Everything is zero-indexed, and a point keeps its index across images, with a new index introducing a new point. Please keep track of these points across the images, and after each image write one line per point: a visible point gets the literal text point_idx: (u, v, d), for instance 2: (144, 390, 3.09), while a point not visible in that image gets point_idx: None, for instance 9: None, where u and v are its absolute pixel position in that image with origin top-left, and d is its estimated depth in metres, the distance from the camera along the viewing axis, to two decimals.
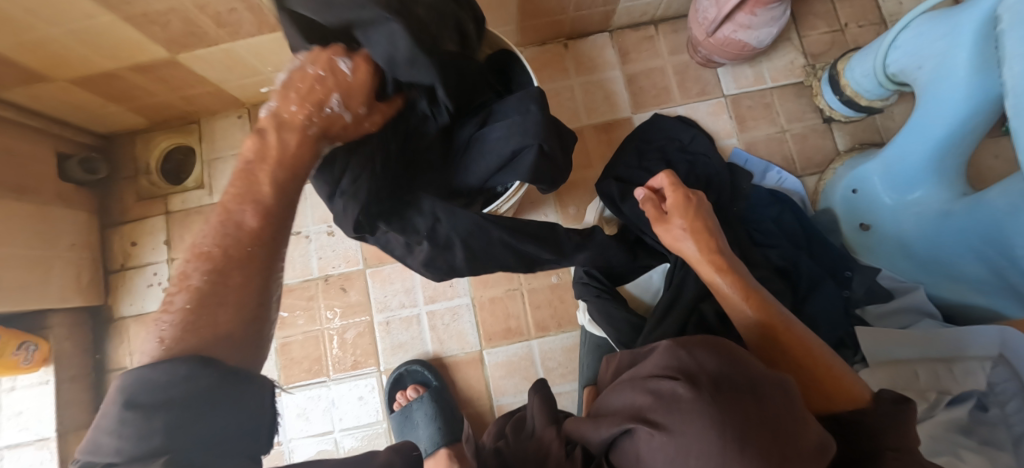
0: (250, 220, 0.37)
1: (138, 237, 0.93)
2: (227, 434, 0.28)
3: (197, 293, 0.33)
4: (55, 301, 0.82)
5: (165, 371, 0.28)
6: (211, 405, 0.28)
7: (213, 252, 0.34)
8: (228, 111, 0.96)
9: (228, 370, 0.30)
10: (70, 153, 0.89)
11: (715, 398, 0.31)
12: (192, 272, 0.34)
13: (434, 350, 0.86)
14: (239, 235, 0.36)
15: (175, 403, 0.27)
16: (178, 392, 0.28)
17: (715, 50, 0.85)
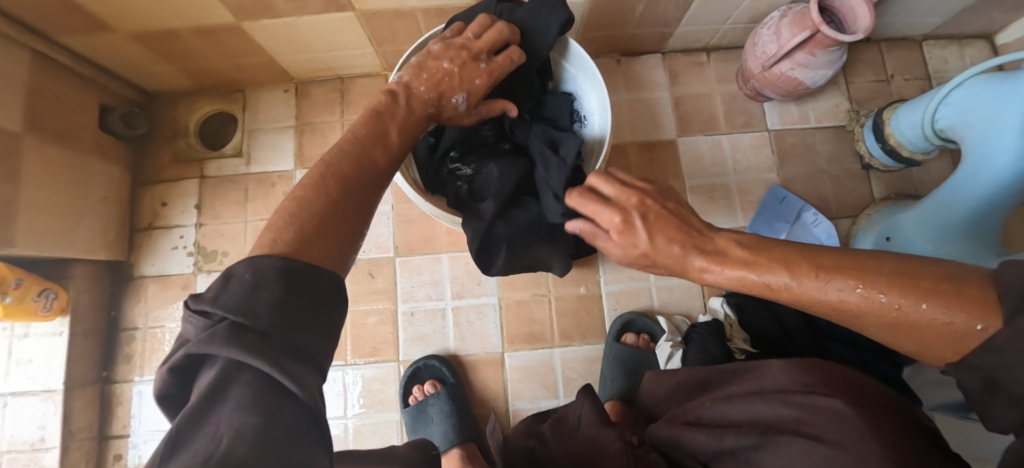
0: (381, 159, 0.44)
1: (168, 197, 0.92)
2: (304, 338, 0.31)
3: (312, 198, 0.37)
4: (81, 252, 0.81)
5: (299, 269, 0.32)
6: (292, 311, 0.31)
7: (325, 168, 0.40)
8: (276, 84, 0.95)
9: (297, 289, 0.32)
10: (113, 105, 0.88)
11: (875, 418, 0.33)
12: (301, 189, 0.37)
13: (455, 348, 0.85)
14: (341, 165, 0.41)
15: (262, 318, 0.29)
16: (312, 287, 0.33)
17: (768, 84, 0.86)
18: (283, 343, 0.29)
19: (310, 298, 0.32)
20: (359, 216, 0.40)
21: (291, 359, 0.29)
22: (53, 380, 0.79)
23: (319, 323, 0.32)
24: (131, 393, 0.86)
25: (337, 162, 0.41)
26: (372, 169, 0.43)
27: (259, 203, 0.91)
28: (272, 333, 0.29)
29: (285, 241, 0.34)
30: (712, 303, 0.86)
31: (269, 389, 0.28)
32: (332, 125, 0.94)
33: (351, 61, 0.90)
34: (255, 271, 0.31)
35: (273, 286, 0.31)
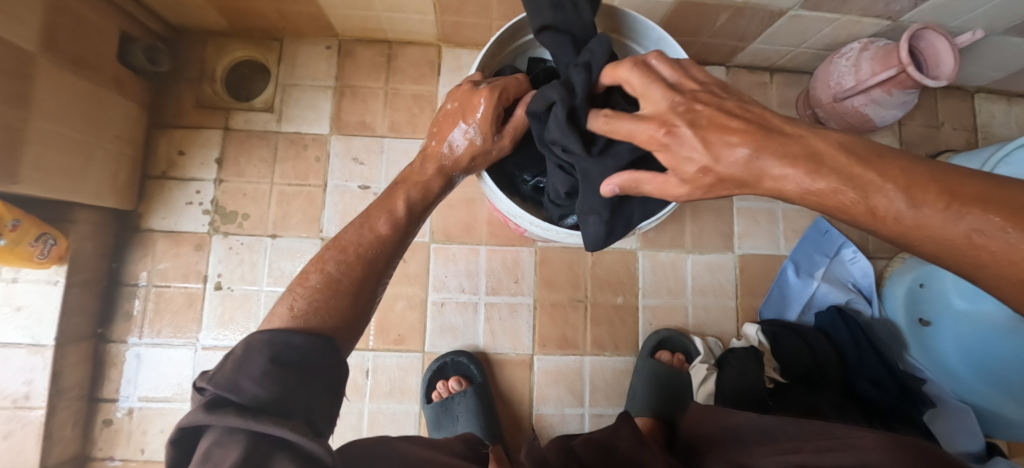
0: (382, 226, 0.45)
1: (186, 146, 0.84)
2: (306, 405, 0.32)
3: (329, 279, 0.40)
4: (88, 196, 0.73)
5: (307, 340, 0.35)
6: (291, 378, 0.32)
7: (344, 251, 0.43)
8: (317, 38, 0.87)
9: (296, 361, 0.33)
10: (134, 36, 0.79)
11: None
12: (331, 260, 0.42)
13: (484, 345, 0.82)
14: (360, 242, 0.43)
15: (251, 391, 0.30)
16: (313, 362, 0.34)
17: (835, 116, 0.85)
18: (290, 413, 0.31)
19: (310, 368, 0.34)
20: (374, 281, 0.43)
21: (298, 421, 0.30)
22: (43, 335, 0.71)
23: (323, 384, 0.34)
24: (127, 355, 0.79)
25: (352, 235, 0.44)
26: (381, 238, 0.44)
27: (289, 166, 0.84)
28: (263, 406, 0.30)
29: (306, 311, 0.38)
30: (746, 329, 0.85)
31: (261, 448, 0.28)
32: (376, 92, 0.87)
33: (406, 26, 0.83)
34: (266, 340, 0.33)
35: (258, 358, 0.32)
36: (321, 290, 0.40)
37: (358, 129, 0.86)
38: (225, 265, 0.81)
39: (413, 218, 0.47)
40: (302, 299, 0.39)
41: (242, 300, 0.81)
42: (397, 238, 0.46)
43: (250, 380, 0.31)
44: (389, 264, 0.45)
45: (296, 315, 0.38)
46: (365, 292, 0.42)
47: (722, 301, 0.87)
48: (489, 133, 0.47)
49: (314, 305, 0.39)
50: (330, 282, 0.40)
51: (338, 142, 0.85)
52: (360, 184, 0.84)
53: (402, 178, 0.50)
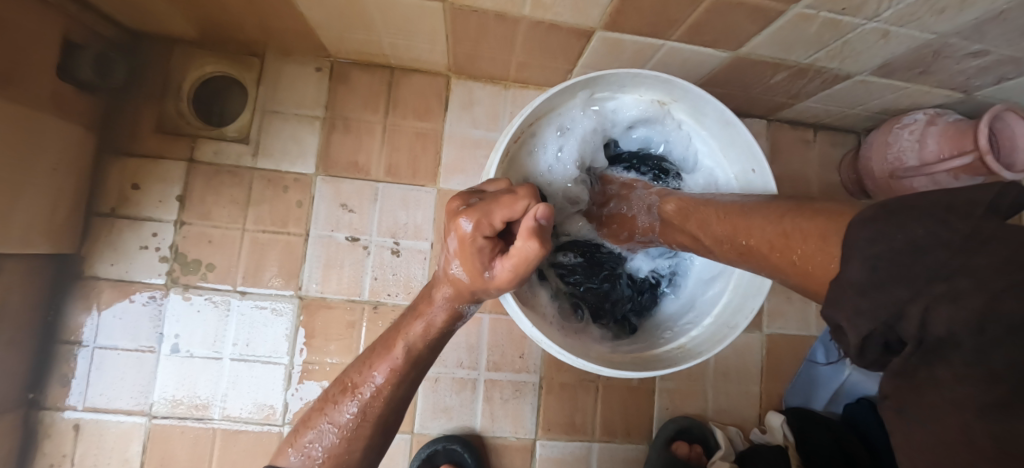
0: (380, 376, 0.39)
1: (143, 179, 0.71)
2: None
3: (335, 430, 0.38)
4: (13, 245, 0.60)
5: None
6: None
7: (355, 400, 0.38)
8: (306, 58, 0.74)
9: None
10: (81, 45, 0.65)
11: None
12: (333, 404, 0.39)
13: (481, 427, 0.72)
14: (368, 393, 0.38)
15: None
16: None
17: (887, 192, 0.76)
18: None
19: None
20: (387, 421, 0.39)
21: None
22: None
23: None
24: (63, 425, 0.68)
25: (360, 372, 0.40)
26: (382, 389, 0.38)
27: (265, 210, 0.72)
28: None
29: (321, 457, 0.37)
30: (769, 417, 0.77)
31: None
32: (372, 126, 0.75)
33: (412, 55, 0.71)
34: None
35: None
36: (333, 446, 0.37)
37: (349, 170, 0.74)
38: (185, 325, 0.70)
39: (419, 361, 0.39)
40: (319, 440, 0.38)
41: (204, 365, 0.70)
42: (403, 380, 0.39)
43: None
44: (398, 402, 0.40)
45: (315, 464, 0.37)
46: (362, 438, 0.38)
47: (745, 386, 0.79)
48: (477, 269, 0.35)
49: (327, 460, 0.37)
50: (340, 433, 0.38)
51: (324, 185, 0.73)
52: (348, 236, 0.73)
53: (413, 305, 0.41)
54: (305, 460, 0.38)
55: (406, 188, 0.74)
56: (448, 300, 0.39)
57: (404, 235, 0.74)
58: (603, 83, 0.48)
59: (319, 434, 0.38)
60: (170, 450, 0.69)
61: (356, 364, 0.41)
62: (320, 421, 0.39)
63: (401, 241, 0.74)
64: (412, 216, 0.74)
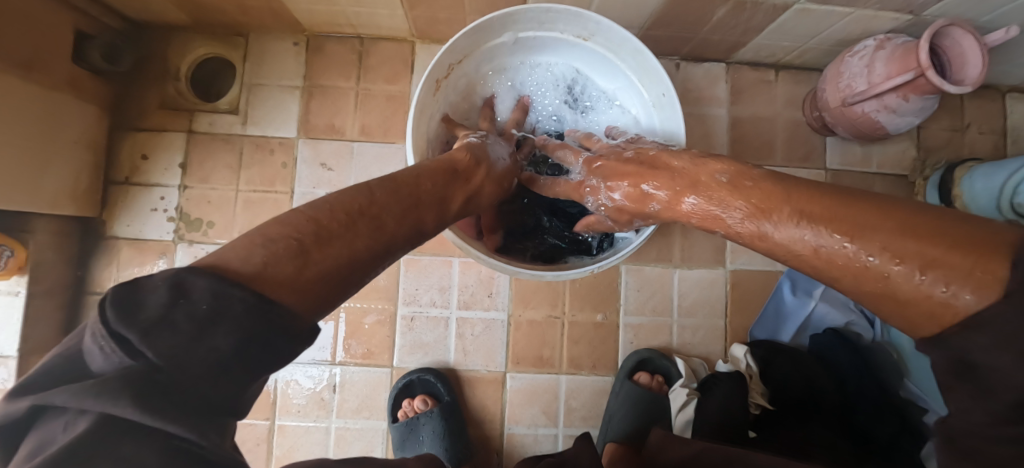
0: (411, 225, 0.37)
1: (151, 150, 0.81)
2: (196, 399, 0.22)
3: (336, 256, 0.29)
4: (44, 204, 0.70)
5: (243, 294, 0.24)
6: (220, 352, 0.23)
7: (370, 222, 0.33)
8: (286, 34, 0.82)
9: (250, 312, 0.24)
10: (92, 34, 0.75)
11: None
12: (341, 226, 0.31)
13: (455, 361, 0.79)
14: (381, 227, 0.34)
15: (163, 331, 0.22)
16: (219, 328, 0.23)
17: (842, 121, 0.77)
18: (178, 405, 0.21)
19: (261, 333, 0.24)
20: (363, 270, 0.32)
21: (187, 415, 0.21)
22: (5, 345, 0.70)
23: (264, 355, 0.25)
24: None
25: (372, 197, 0.35)
26: (404, 232, 0.36)
27: (255, 171, 0.81)
28: (173, 368, 0.21)
29: (300, 278, 0.27)
30: (734, 350, 0.80)
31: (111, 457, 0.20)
32: (346, 92, 0.82)
33: (375, 22, 0.77)
34: (214, 289, 0.23)
35: (200, 294, 0.23)
36: (321, 270, 0.28)
37: (327, 133, 0.81)
38: None
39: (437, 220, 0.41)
40: (302, 258, 0.28)
41: None
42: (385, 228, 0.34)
43: (192, 300, 0.23)
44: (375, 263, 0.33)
45: (289, 281, 0.26)
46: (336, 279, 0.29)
47: (709, 320, 0.81)
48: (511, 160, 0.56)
49: (306, 282, 0.27)
50: (337, 258, 0.30)
51: (305, 146, 0.81)
52: (328, 191, 0.81)
53: (439, 170, 0.44)
54: (271, 262, 0.27)
55: (378, 146, 0.81)
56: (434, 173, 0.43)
57: None
58: (518, 21, 0.53)
59: (299, 244, 0.28)
60: None
61: (313, 211, 0.31)
62: (308, 233, 0.29)
63: None
64: (385, 171, 0.81)
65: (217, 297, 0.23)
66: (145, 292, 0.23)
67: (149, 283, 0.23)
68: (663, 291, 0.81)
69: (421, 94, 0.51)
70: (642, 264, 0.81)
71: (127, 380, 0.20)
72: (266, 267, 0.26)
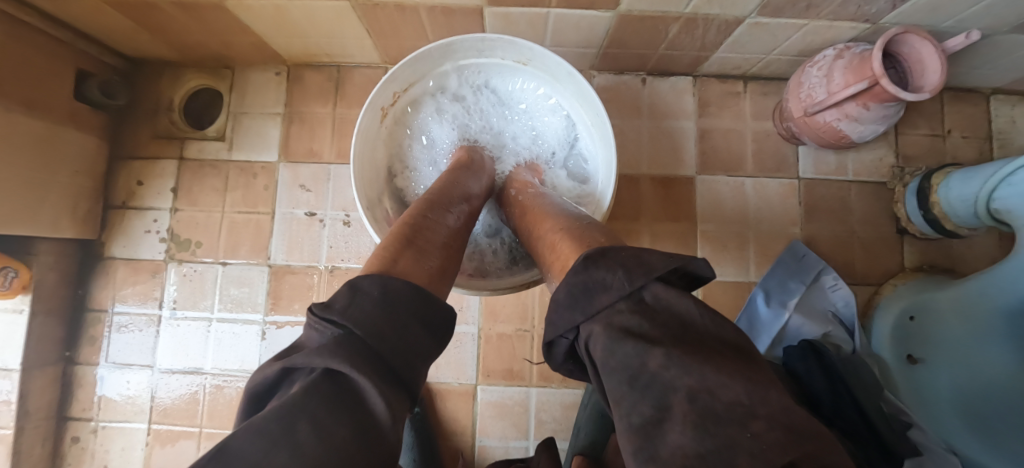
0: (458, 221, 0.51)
1: (145, 176, 0.87)
2: (400, 359, 0.31)
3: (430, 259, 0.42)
4: (45, 228, 0.76)
5: (401, 289, 0.35)
6: (393, 330, 0.31)
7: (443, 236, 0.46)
8: (268, 65, 0.88)
9: (402, 299, 0.34)
10: (91, 72, 0.82)
11: None
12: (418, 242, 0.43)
13: (427, 374, 0.80)
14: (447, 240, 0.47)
15: (357, 320, 0.31)
16: (400, 316, 0.33)
17: (808, 130, 0.76)
18: (386, 371, 0.29)
19: (417, 315, 0.34)
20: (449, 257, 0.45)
21: (388, 377, 0.29)
22: (10, 359, 0.76)
23: (424, 333, 0.34)
24: (93, 376, 0.83)
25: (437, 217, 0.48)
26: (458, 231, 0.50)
27: (239, 194, 0.86)
28: (373, 344, 0.30)
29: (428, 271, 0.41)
30: None
31: (354, 413, 0.27)
32: (323, 117, 0.87)
33: (347, 51, 0.81)
34: (384, 284, 0.34)
35: (379, 290, 0.34)
36: (430, 264, 0.42)
37: (305, 156, 0.86)
38: (181, 292, 0.84)
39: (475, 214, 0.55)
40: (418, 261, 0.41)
41: (196, 325, 0.84)
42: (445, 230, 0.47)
43: (364, 303, 0.32)
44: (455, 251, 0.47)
45: (419, 276, 0.40)
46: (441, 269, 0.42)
47: None
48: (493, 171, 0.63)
49: (426, 274, 0.40)
50: (432, 260, 0.42)
51: (286, 170, 0.85)
52: (307, 211, 0.84)
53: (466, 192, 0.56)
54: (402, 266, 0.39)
55: None
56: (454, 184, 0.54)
57: (354, 208, 0.84)
58: (457, 49, 0.58)
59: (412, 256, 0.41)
60: (171, 396, 0.83)
61: (390, 251, 0.40)
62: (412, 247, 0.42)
63: (351, 214, 0.84)
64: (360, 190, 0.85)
65: (379, 299, 0.33)
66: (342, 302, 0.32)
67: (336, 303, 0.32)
68: None
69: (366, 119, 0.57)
70: None
71: (355, 346, 0.29)
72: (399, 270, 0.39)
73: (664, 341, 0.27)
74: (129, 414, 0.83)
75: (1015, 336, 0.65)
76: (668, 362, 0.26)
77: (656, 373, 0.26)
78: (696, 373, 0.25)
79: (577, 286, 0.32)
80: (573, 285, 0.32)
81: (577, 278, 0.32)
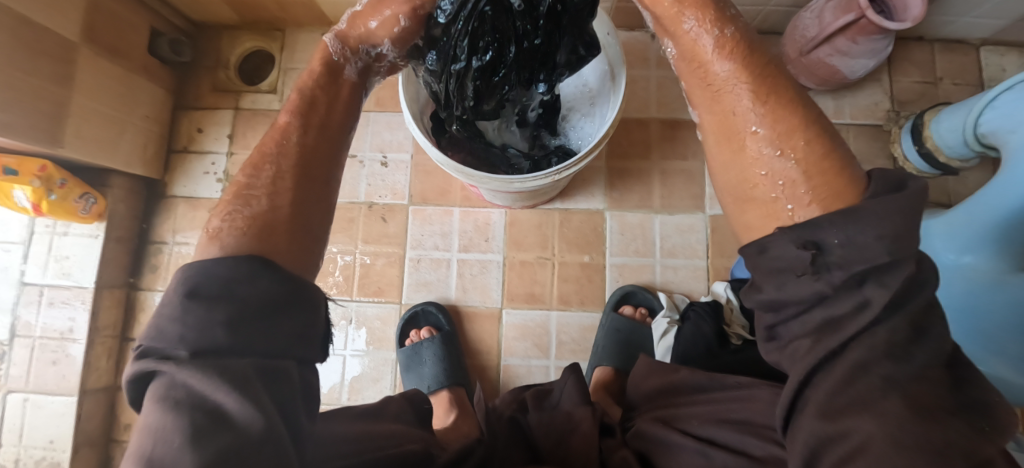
0: (284, 117, 0.37)
1: (205, 125, 0.97)
2: (264, 346, 0.29)
3: (257, 200, 0.34)
4: (121, 163, 0.86)
5: (232, 267, 0.30)
6: (232, 328, 0.28)
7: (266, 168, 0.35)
8: (314, 26, 0.98)
9: (225, 293, 0.29)
10: (163, 31, 0.93)
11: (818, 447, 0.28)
12: (245, 177, 0.35)
13: (456, 298, 0.87)
14: (289, 164, 0.36)
15: (186, 332, 0.27)
16: (243, 289, 0.29)
17: (804, 70, 0.84)
18: (254, 356, 0.28)
19: (256, 306, 0.29)
20: (323, 186, 0.38)
21: (251, 375, 0.27)
22: (86, 278, 0.86)
23: (285, 316, 0.30)
24: (153, 302, 0.92)
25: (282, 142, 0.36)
26: (294, 133, 0.37)
27: None
28: (222, 355, 0.27)
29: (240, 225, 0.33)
30: (715, 287, 0.84)
31: (213, 414, 0.26)
32: None
33: None
34: (193, 275, 0.29)
35: (190, 297, 0.28)
36: (257, 215, 0.33)
37: None
38: None
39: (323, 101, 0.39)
40: (230, 215, 0.33)
41: None
42: (313, 153, 0.37)
43: (182, 315, 0.28)
44: (330, 172, 0.39)
45: (230, 247, 0.32)
46: (310, 203, 0.36)
47: (690, 261, 0.87)
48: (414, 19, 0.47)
49: (247, 235, 0.32)
50: (261, 202, 0.34)
51: None
52: (348, 153, 0.93)
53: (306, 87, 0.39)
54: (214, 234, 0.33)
55: (390, 115, 0.94)
56: (312, 98, 0.39)
57: (390, 150, 0.93)
58: None
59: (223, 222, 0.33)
60: None
61: (230, 214, 0.33)
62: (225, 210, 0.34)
63: (388, 155, 0.93)
64: (395, 134, 0.93)
65: (202, 304, 0.28)
66: (159, 320, 0.28)
67: (158, 317, 0.28)
68: (645, 234, 0.88)
69: None
70: (625, 210, 0.88)
71: (193, 364, 0.27)
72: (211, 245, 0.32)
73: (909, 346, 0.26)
74: None
75: (1001, 244, 0.68)
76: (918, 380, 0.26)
77: (881, 362, 0.26)
78: (933, 381, 0.27)
79: (859, 275, 0.26)
80: (850, 267, 0.26)
81: (845, 257, 0.27)
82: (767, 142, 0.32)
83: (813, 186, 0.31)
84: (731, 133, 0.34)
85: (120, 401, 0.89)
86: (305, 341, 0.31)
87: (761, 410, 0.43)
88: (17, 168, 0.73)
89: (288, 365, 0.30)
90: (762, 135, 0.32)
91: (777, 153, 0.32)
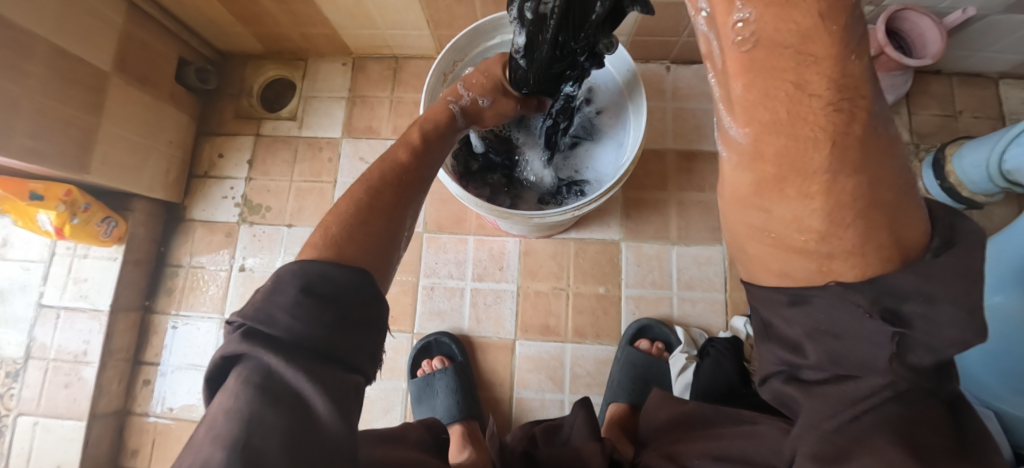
0: (400, 155, 0.44)
1: (226, 150, 0.99)
2: (348, 355, 0.32)
3: (355, 210, 0.38)
4: (143, 187, 0.88)
5: (341, 273, 0.33)
6: (330, 330, 0.31)
7: (376, 191, 0.40)
8: (336, 57, 1.01)
9: (330, 299, 0.32)
10: (190, 60, 0.96)
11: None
12: (348, 193, 0.40)
13: (469, 328, 0.86)
14: (387, 195, 0.41)
15: (291, 325, 0.30)
16: (349, 297, 0.33)
17: None
18: (342, 364, 0.31)
19: (351, 318, 0.32)
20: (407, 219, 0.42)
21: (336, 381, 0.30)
22: (103, 301, 0.86)
23: (366, 332, 0.33)
24: (166, 326, 0.92)
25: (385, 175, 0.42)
26: (398, 167, 0.43)
27: (306, 166, 0.98)
28: (317, 350, 0.30)
29: (331, 236, 0.36)
30: (734, 321, 0.83)
31: (294, 408, 0.28)
32: (382, 100, 0.99)
33: (406, 42, 0.93)
34: (301, 273, 0.32)
35: (300, 295, 0.31)
36: (354, 231, 0.37)
37: (366, 132, 0.98)
38: (249, 250, 0.94)
39: (427, 148, 0.47)
40: (328, 225, 0.37)
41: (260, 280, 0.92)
42: (408, 189, 0.43)
43: (289, 310, 0.31)
44: (414, 206, 0.44)
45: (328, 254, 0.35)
46: (398, 229, 0.41)
47: (708, 294, 0.85)
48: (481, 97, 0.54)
49: (343, 246, 0.36)
50: (360, 223, 0.38)
51: (349, 144, 0.98)
52: None
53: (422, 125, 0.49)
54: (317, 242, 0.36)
55: None
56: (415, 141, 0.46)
57: None
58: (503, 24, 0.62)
59: (322, 228, 0.37)
60: None
61: (328, 227, 0.37)
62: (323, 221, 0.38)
63: None
64: None
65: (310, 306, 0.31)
66: (264, 311, 0.31)
67: (264, 305, 0.31)
68: (662, 266, 0.87)
69: (427, 80, 0.60)
70: (641, 241, 0.87)
71: (293, 355, 0.29)
72: (313, 249, 0.35)
73: (919, 391, 0.26)
74: (196, 359, 0.90)
75: None
76: (920, 424, 0.26)
77: (888, 405, 0.26)
78: (933, 421, 0.26)
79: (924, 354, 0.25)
80: (930, 343, 0.24)
81: (925, 333, 0.25)
82: (852, 181, 0.22)
83: (891, 236, 0.24)
84: (793, 172, 0.23)
85: (129, 426, 0.88)
86: (375, 359, 0.34)
87: (765, 446, 0.41)
88: (43, 193, 0.75)
89: (360, 378, 0.32)
90: (843, 178, 0.22)
91: (827, 206, 0.23)
